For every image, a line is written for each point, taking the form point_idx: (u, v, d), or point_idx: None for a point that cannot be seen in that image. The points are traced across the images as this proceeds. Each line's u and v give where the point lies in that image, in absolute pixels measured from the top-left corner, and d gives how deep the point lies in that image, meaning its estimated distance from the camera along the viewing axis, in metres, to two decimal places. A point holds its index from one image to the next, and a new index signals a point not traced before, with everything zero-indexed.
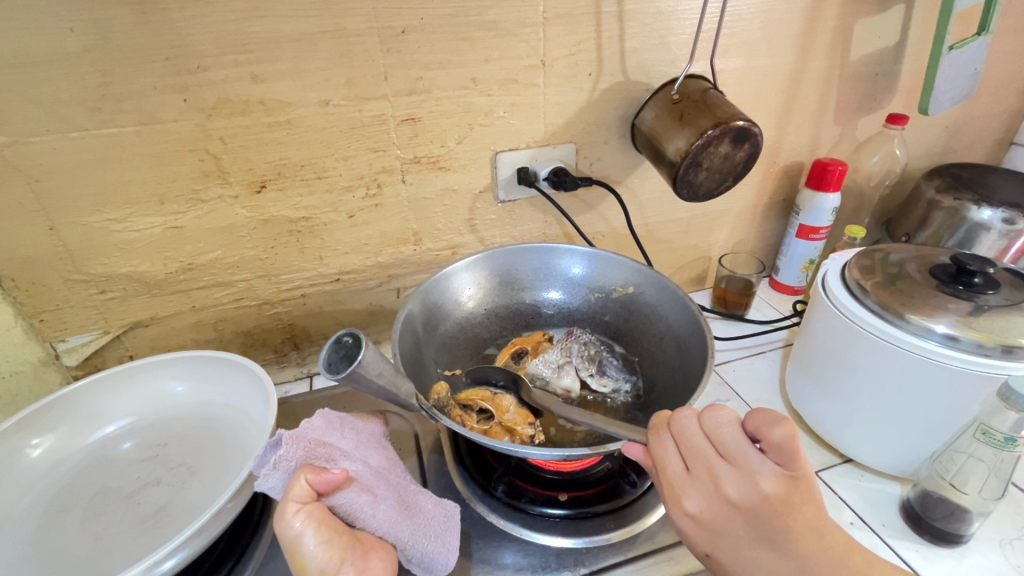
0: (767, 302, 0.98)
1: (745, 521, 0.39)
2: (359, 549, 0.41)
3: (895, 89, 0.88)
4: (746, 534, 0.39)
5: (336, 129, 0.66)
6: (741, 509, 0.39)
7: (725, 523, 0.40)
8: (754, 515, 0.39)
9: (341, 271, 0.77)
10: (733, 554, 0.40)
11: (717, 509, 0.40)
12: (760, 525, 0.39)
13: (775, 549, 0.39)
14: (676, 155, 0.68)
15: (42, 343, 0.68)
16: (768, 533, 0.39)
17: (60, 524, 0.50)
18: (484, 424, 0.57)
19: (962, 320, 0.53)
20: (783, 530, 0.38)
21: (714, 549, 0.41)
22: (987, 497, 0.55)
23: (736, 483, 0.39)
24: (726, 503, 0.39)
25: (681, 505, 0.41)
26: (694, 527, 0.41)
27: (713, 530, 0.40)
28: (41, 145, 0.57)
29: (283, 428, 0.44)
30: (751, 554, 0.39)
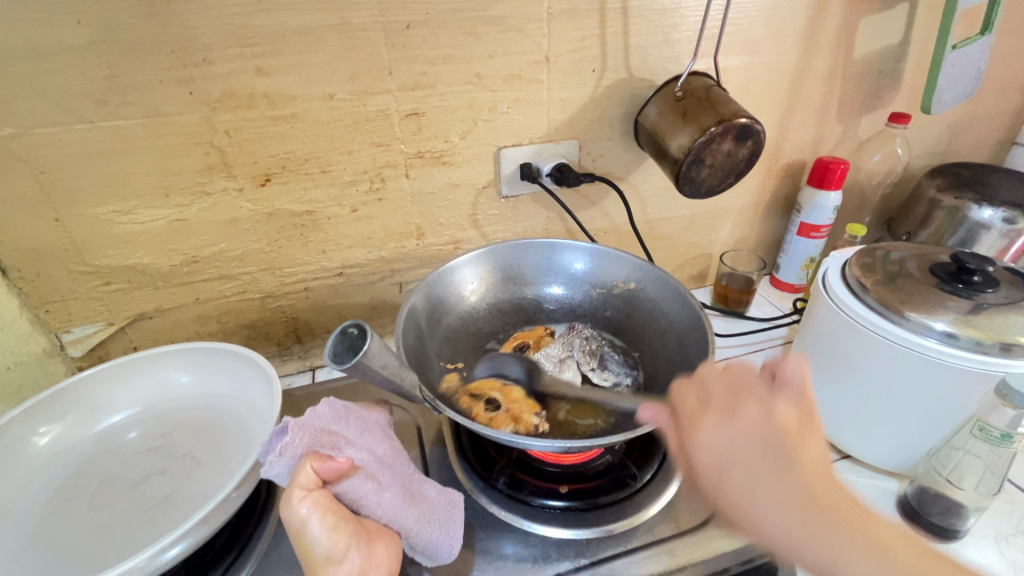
0: (767, 300, 0.98)
1: (756, 437, 0.44)
2: (364, 536, 0.42)
3: (898, 88, 0.88)
4: (755, 450, 0.43)
5: (340, 123, 0.66)
6: (754, 426, 0.44)
7: (737, 440, 0.44)
8: (765, 432, 0.44)
9: (344, 265, 0.77)
10: (742, 468, 0.43)
11: (734, 426, 0.45)
12: (772, 446, 0.43)
13: (779, 475, 0.42)
14: (679, 152, 0.68)
15: (46, 334, 0.69)
16: (775, 453, 0.43)
17: (67, 512, 0.51)
18: (489, 412, 0.56)
19: (961, 318, 0.53)
20: (788, 450, 0.43)
21: (724, 470, 0.44)
22: (982, 492, 0.56)
23: (756, 406, 0.45)
24: (742, 420, 0.45)
25: (700, 423, 0.46)
26: (708, 450, 0.45)
27: (725, 443, 0.44)
28: (47, 137, 0.58)
29: (290, 415, 0.45)
30: (757, 474, 0.42)
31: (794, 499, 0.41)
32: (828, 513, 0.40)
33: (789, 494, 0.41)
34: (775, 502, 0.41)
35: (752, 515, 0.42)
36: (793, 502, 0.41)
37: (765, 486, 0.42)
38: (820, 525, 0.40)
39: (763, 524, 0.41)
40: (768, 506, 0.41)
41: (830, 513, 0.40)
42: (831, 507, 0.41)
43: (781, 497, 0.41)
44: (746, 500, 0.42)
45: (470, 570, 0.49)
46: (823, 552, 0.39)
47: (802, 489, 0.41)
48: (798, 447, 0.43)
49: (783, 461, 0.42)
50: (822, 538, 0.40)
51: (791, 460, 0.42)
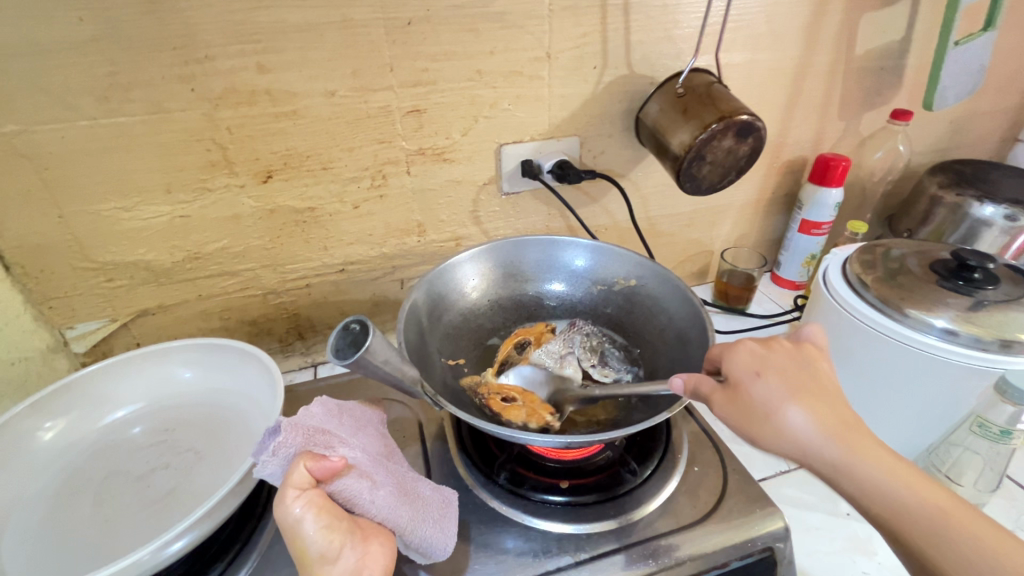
0: (768, 297, 0.98)
1: (791, 357, 0.46)
2: (359, 534, 0.43)
3: (900, 85, 0.88)
4: (792, 366, 0.45)
5: (341, 119, 0.66)
6: (790, 350, 0.46)
7: (776, 355, 0.46)
8: (799, 355, 0.46)
9: (345, 262, 0.78)
10: (779, 374, 0.44)
11: (772, 347, 0.47)
12: (805, 363, 0.46)
13: (810, 389, 0.44)
14: (680, 149, 0.68)
15: (50, 330, 0.69)
16: (808, 371, 0.45)
17: (72, 506, 0.51)
18: (505, 404, 0.59)
19: (961, 315, 0.53)
20: (819, 372, 0.45)
21: (762, 368, 0.45)
22: (981, 489, 0.57)
23: (790, 338, 0.49)
24: (780, 343, 0.47)
25: (742, 341, 0.47)
26: (747, 353, 0.46)
27: (764, 355, 0.46)
28: (50, 134, 0.58)
29: (283, 415, 0.45)
30: (793, 382, 0.44)
31: (823, 411, 0.42)
32: (854, 426, 0.42)
33: (819, 404, 0.42)
34: (806, 409, 0.42)
35: (784, 416, 0.42)
36: (822, 412, 0.42)
37: (797, 394, 0.43)
38: (845, 436, 0.41)
39: (792, 425, 0.42)
40: (799, 414, 0.42)
41: (855, 428, 0.42)
42: (855, 424, 0.42)
43: (812, 405, 0.42)
44: (780, 401, 0.42)
45: (471, 565, 0.49)
46: (845, 457, 0.41)
47: (831, 404, 0.43)
48: (829, 373, 0.45)
49: (813, 378, 0.44)
50: (846, 446, 0.41)
51: (821, 379, 0.44)
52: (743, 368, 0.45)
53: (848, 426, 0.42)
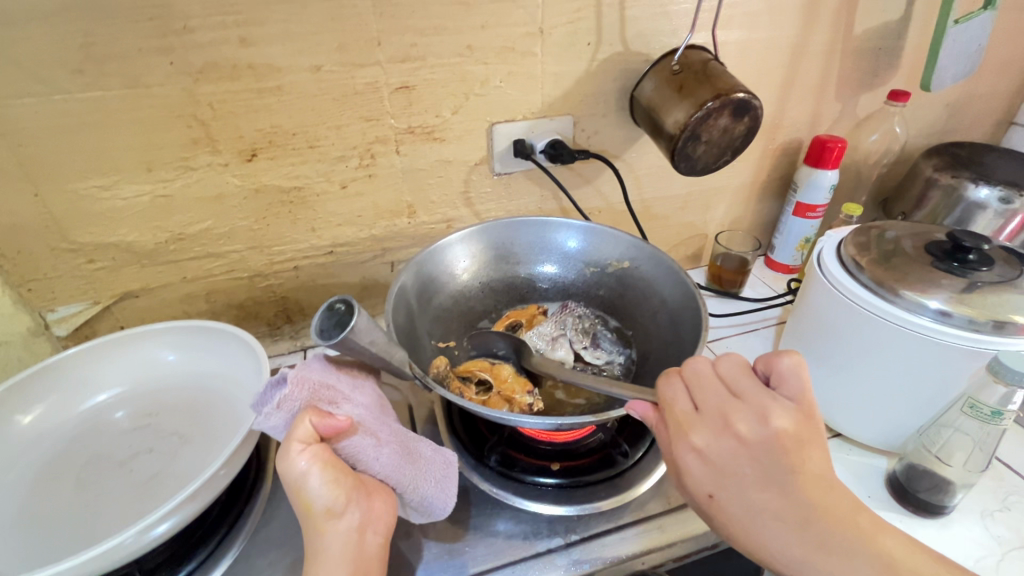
0: (761, 281, 0.98)
1: (748, 458, 0.38)
2: (363, 491, 0.43)
3: (898, 65, 0.87)
4: (756, 480, 0.38)
5: (327, 96, 0.64)
6: (747, 444, 0.38)
7: (727, 460, 0.38)
8: (760, 450, 0.38)
9: (334, 244, 0.76)
10: (736, 494, 0.38)
11: (723, 445, 0.39)
12: (769, 464, 0.38)
13: (779, 503, 0.37)
14: (675, 128, 0.67)
15: (30, 313, 0.67)
16: (775, 478, 0.37)
17: (54, 490, 0.50)
18: (483, 395, 0.57)
19: (954, 296, 0.53)
20: (789, 474, 0.37)
21: (717, 489, 0.38)
22: (970, 469, 0.56)
23: (748, 415, 0.39)
24: (734, 437, 0.38)
25: (686, 439, 0.40)
26: (700, 465, 0.39)
27: (714, 462, 0.39)
28: (22, 109, 0.56)
29: (288, 367, 0.44)
30: (756, 501, 0.38)
31: (798, 533, 0.37)
32: (837, 544, 0.37)
33: (792, 525, 0.37)
34: (774, 531, 0.37)
35: (750, 544, 0.38)
36: (796, 532, 0.37)
37: (763, 514, 0.37)
38: (827, 559, 0.36)
39: (764, 552, 0.38)
40: (768, 537, 0.37)
41: (840, 543, 0.36)
42: (839, 536, 0.37)
43: (782, 528, 0.37)
44: (744, 528, 0.38)
45: (461, 546, 0.49)
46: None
47: (805, 522, 0.37)
48: (802, 469, 0.38)
49: (781, 487, 0.37)
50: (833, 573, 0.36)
51: (792, 485, 0.37)
52: (697, 483, 0.39)
53: (831, 545, 0.37)
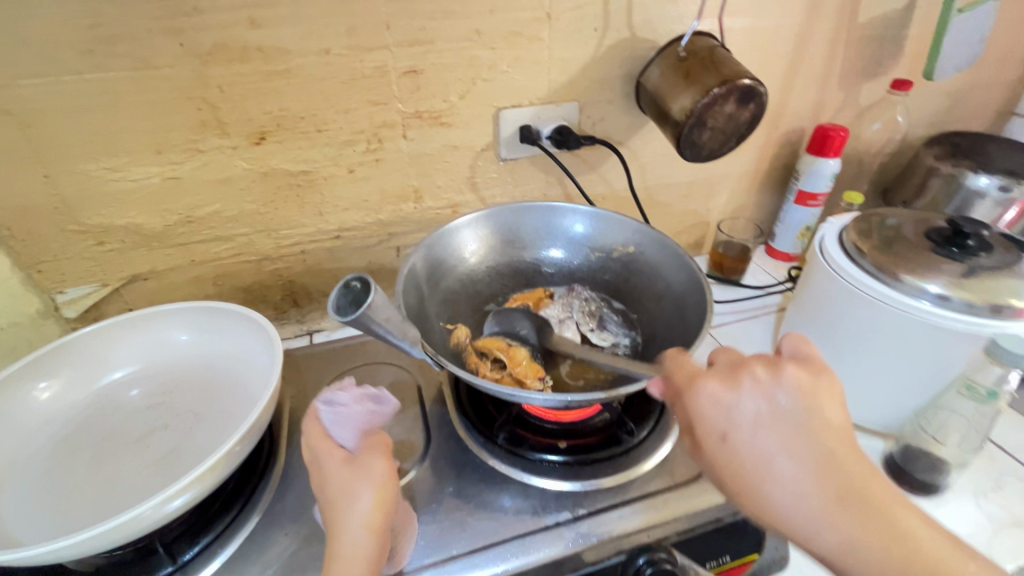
0: (762, 268, 0.99)
1: (768, 401, 0.38)
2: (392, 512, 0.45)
3: (901, 54, 0.87)
4: (772, 419, 0.37)
5: (336, 79, 0.64)
6: (766, 388, 0.38)
7: (747, 401, 0.38)
8: (779, 395, 0.38)
9: (341, 228, 0.77)
10: (752, 436, 0.37)
11: (742, 388, 0.38)
12: (785, 405, 0.37)
13: (798, 448, 0.37)
14: (681, 114, 0.67)
15: (40, 295, 0.68)
16: (794, 422, 0.37)
17: (73, 464, 0.51)
18: (495, 372, 0.58)
19: (954, 281, 0.54)
20: (808, 419, 0.37)
21: (728, 427, 0.38)
22: (965, 449, 0.58)
23: (768, 364, 0.39)
24: (754, 381, 0.38)
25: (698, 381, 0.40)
26: (713, 406, 0.39)
27: (732, 403, 0.38)
28: (32, 90, 0.56)
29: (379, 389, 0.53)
30: (773, 441, 0.37)
31: (813, 478, 0.36)
32: (850, 494, 0.36)
33: (806, 470, 0.36)
34: (789, 476, 0.36)
35: (760, 490, 0.37)
36: (811, 477, 0.36)
37: (780, 458, 0.36)
38: (838, 508, 0.36)
39: (775, 499, 0.36)
40: (782, 482, 0.36)
41: (853, 494, 0.36)
42: (854, 487, 0.36)
43: (796, 473, 0.36)
44: (756, 472, 0.37)
45: (470, 519, 0.50)
46: (843, 537, 0.35)
47: (820, 468, 0.36)
48: (820, 415, 0.37)
49: (800, 431, 0.37)
50: (843, 523, 0.35)
51: (810, 431, 0.37)
52: (709, 424, 0.39)
53: (845, 496, 0.36)
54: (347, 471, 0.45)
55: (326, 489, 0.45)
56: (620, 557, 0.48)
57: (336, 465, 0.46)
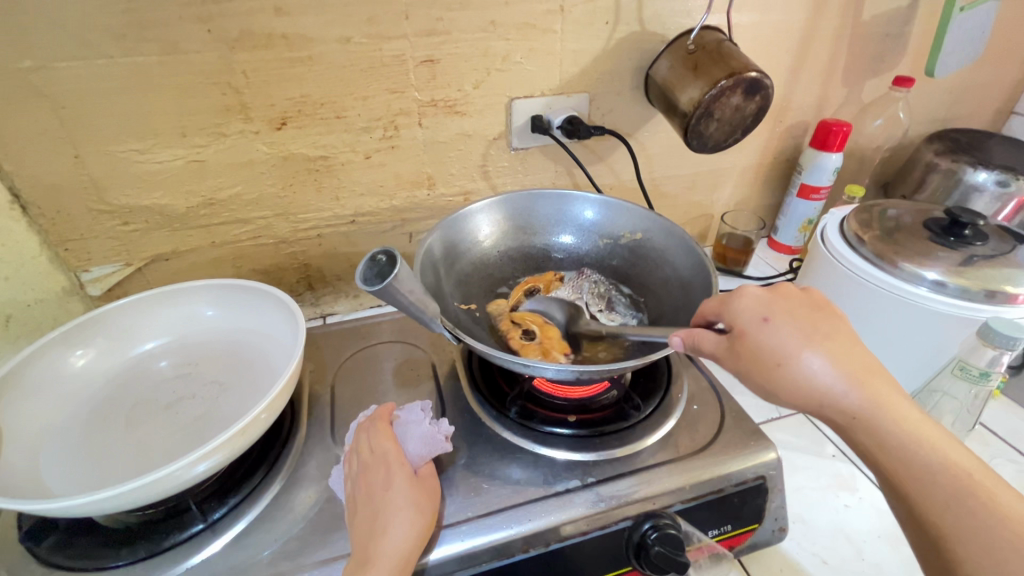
0: (765, 261, 1.01)
1: (796, 300, 0.43)
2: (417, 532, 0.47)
3: (905, 51, 0.89)
4: (808, 311, 0.42)
5: (356, 67, 0.67)
6: (794, 292, 0.44)
7: (778, 298, 0.43)
8: (804, 298, 0.43)
9: (356, 213, 0.79)
10: (789, 319, 0.41)
11: (772, 291, 0.44)
12: (816, 307, 0.42)
13: (826, 333, 0.41)
14: (689, 106, 0.70)
15: (66, 273, 0.70)
16: (819, 314, 0.42)
17: (107, 427, 0.53)
18: (524, 340, 0.61)
19: (951, 269, 0.57)
20: (829, 314, 0.42)
21: (771, 309, 0.42)
22: (958, 430, 0.61)
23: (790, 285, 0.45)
24: (782, 288, 0.44)
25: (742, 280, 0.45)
26: (756, 298, 0.43)
27: (766, 296, 0.43)
28: (66, 72, 0.58)
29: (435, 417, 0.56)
30: (810, 326, 0.41)
31: (842, 356, 0.40)
32: (875, 373, 0.40)
33: (836, 350, 0.40)
34: (824, 354, 0.40)
35: (799, 365, 0.39)
36: (841, 354, 0.40)
37: (815, 338, 0.40)
38: (864, 381, 0.39)
39: (811, 374, 0.39)
40: (818, 357, 0.39)
41: (873, 373, 0.40)
42: (872, 369, 0.40)
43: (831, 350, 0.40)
44: (796, 349, 0.40)
45: (483, 487, 0.52)
46: (870, 405, 0.39)
47: (847, 350, 0.40)
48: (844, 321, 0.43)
49: (827, 321, 0.42)
50: (869, 394, 0.39)
51: (834, 321, 0.42)
52: (753, 309, 0.42)
53: (868, 373, 0.40)
54: (412, 484, 0.47)
55: (384, 490, 0.46)
56: (627, 523, 0.50)
57: (405, 474, 0.47)
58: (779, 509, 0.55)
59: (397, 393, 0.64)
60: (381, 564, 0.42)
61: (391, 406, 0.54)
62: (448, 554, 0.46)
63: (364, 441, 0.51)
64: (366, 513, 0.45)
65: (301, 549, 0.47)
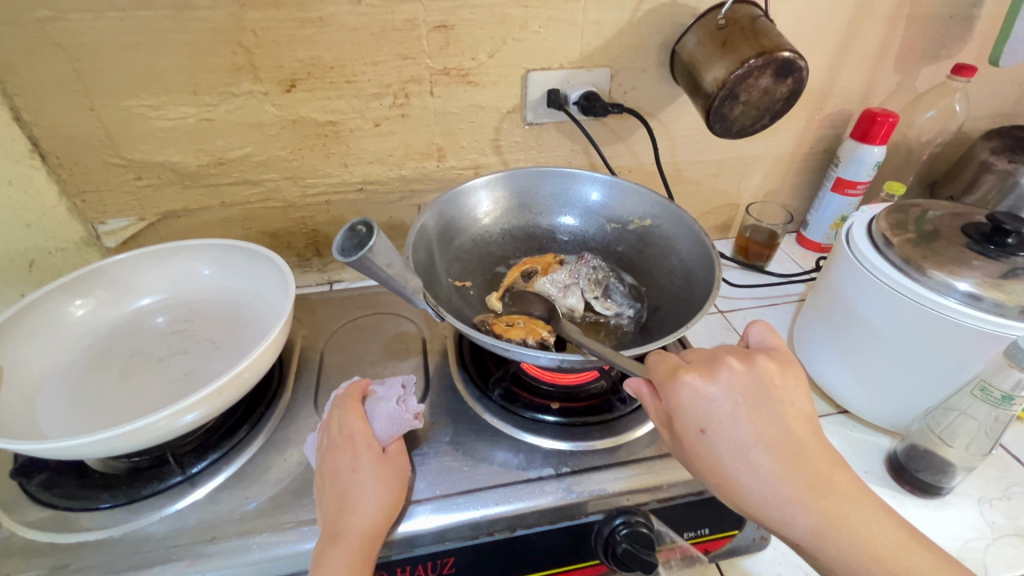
0: (789, 257, 0.96)
1: (742, 391, 0.40)
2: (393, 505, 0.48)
3: (969, 36, 0.81)
4: (747, 408, 0.39)
5: (366, 30, 0.65)
6: (741, 377, 0.40)
7: (723, 394, 0.40)
8: (750, 381, 0.40)
9: (364, 181, 0.78)
10: (730, 427, 0.39)
11: (718, 380, 0.40)
12: (761, 395, 0.40)
13: (768, 437, 0.39)
14: (713, 86, 0.65)
15: (83, 223, 0.72)
16: (765, 405, 0.40)
17: (103, 376, 0.55)
18: (508, 325, 0.58)
19: (987, 280, 0.52)
20: (774, 401, 0.40)
21: (708, 419, 0.39)
22: (972, 452, 0.57)
23: (741, 358, 0.42)
24: (729, 371, 0.40)
25: (679, 376, 0.41)
26: (693, 396, 0.40)
27: (710, 394, 0.40)
28: (82, 23, 0.58)
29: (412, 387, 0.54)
30: (747, 431, 0.39)
31: (785, 467, 0.38)
32: (819, 479, 0.38)
33: (778, 459, 0.38)
34: (767, 464, 0.38)
35: (740, 476, 0.39)
36: (783, 465, 0.38)
37: (756, 444, 0.39)
38: (812, 493, 0.38)
39: (753, 489, 0.38)
40: (758, 469, 0.38)
41: (823, 481, 0.38)
42: (822, 475, 0.39)
43: (770, 463, 0.38)
44: (731, 463, 0.39)
45: (461, 466, 0.52)
46: (814, 515, 0.38)
47: (791, 451, 0.39)
48: (793, 404, 0.40)
49: (772, 412, 0.40)
50: (813, 502, 0.38)
51: (780, 415, 0.40)
52: (691, 419, 0.40)
53: (815, 482, 0.38)
54: (380, 464, 0.47)
55: (351, 472, 0.46)
56: (598, 517, 0.50)
57: (373, 455, 0.47)
58: None
59: (386, 365, 0.64)
60: (348, 540, 0.42)
61: (365, 382, 0.53)
62: (415, 529, 0.46)
63: (334, 418, 0.50)
64: (333, 493, 0.45)
65: (274, 510, 0.48)
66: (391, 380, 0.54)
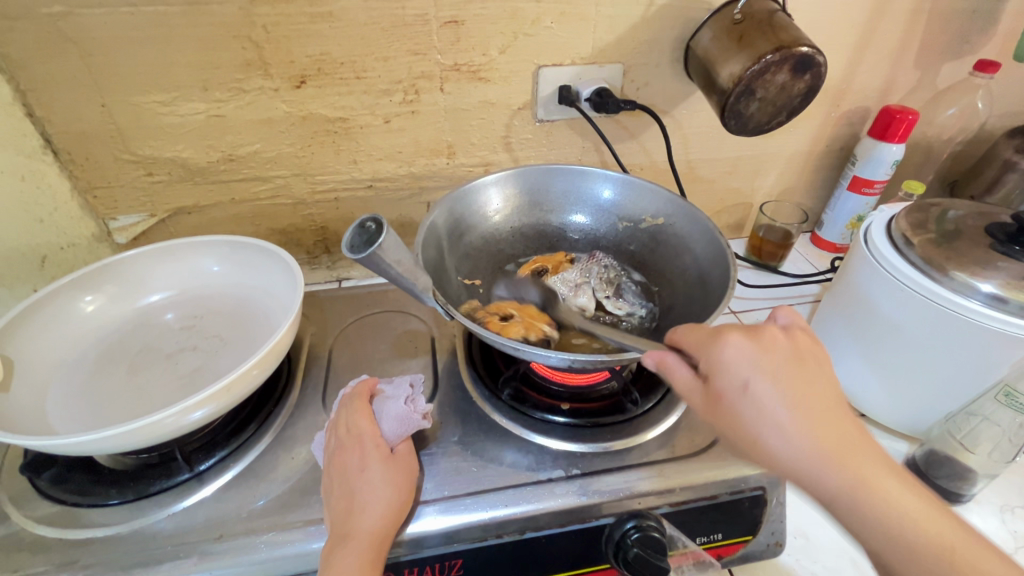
0: (803, 257, 0.94)
1: (781, 352, 0.39)
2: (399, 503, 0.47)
3: (993, 31, 0.78)
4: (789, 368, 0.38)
5: (376, 26, 0.64)
6: (783, 342, 0.40)
7: (766, 352, 0.38)
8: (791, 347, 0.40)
9: (374, 178, 0.78)
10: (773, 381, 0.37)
11: (761, 341, 0.39)
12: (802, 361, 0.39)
13: (812, 399, 0.37)
14: (729, 81, 0.64)
15: (95, 219, 0.72)
16: (804, 368, 0.38)
17: (112, 371, 0.55)
18: (503, 322, 0.57)
19: (1013, 281, 0.50)
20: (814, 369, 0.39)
21: (752, 374, 0.37)
22: (994, 459, 0.56)
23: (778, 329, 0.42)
24: (772, 335, 0.40)
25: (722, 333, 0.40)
26: (737, 352, 0.39)
27: (752, 353, 0.38)
28: (93, 19, 0.58)
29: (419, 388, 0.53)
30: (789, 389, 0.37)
31: (826, 427, 0.36)
32: (860, 449, 0.36)
33: (818, 422, 0.36)
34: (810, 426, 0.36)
35: (780, 438, 0.36)
36: (824, 425, 0.36)
37: (800, 404, 0.36)
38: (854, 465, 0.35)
39: (795, 448, 0.36)
40: (799, 429, 0.36)
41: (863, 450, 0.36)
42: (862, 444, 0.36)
43: (811, 424, 0.36)
44: (772, 423, 0.36)
45: (470, 467, 0.51)
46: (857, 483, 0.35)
47: (830, 416, 0.37)
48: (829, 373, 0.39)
49: (813, 377, 0.38)
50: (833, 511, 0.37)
51: (819, 381, 0.38)
52: (732, 373, 0.38)
53: (855, 448, 0.36)
54: (388, 464, 0.46)
55: (359, 472, 0.45)
56: (609, 520, 0.49)
57: (380, 455, 0.47)
58: (776, 522, 0.52)
59: (394, 363, 0.63)
60: (356, 541, 0.42)
61: (372, 382, 0.53)
62: (423, 530, 0.46)
63: (342, 418, 0.50)
64: (342, 494, 0.45)
65: (281, 509, 0.47)
66: (400, 380, 0.54)
